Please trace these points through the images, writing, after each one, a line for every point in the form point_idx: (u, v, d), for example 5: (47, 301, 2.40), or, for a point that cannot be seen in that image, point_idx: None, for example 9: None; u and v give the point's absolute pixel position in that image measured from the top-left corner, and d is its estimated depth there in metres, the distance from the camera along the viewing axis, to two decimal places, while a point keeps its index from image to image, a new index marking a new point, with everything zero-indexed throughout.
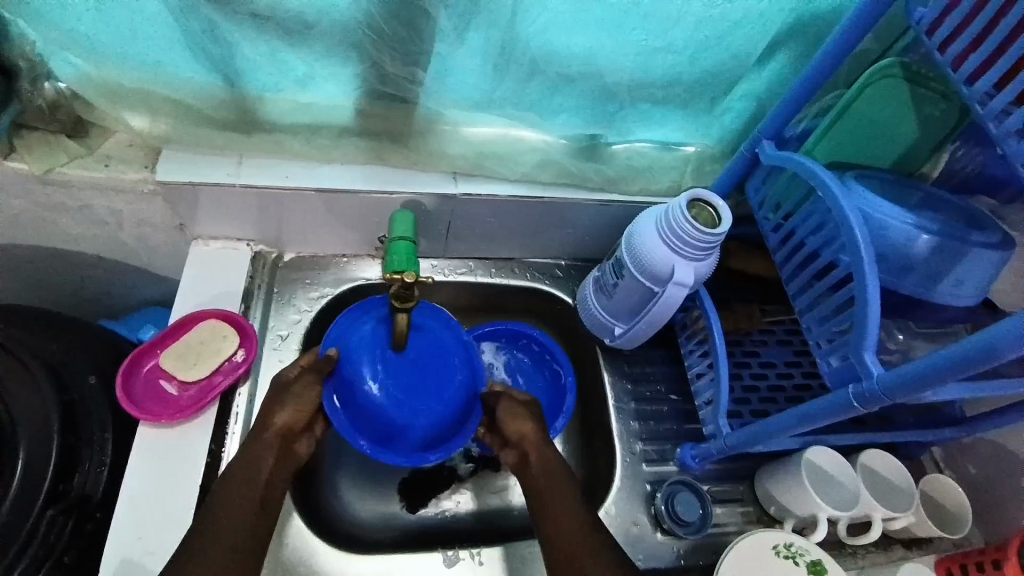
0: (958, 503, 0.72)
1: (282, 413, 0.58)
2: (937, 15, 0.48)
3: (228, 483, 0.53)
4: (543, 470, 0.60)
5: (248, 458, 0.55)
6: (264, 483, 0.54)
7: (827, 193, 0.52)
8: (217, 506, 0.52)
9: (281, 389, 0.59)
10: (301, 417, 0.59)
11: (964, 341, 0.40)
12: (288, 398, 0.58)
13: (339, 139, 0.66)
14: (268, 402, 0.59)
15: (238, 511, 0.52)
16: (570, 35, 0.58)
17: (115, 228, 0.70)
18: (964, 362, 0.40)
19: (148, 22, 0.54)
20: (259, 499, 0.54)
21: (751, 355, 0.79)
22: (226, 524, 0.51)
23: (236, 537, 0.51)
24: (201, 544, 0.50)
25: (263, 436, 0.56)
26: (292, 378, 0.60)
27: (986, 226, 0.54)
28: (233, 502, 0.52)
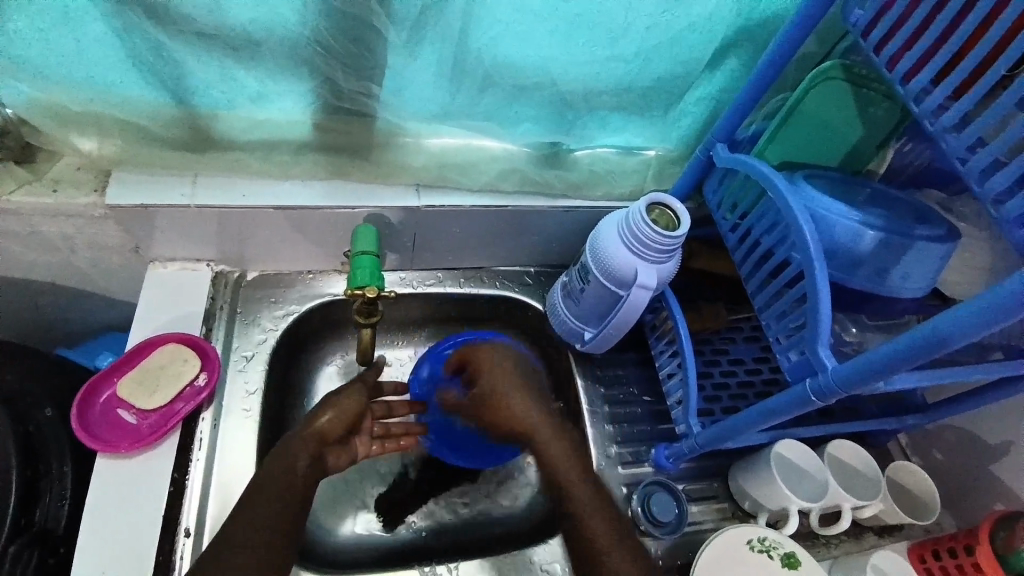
0: (925, 489, 0.74)
1: (324, 412, 0.61)
2: (871, 18, 0.49)
3: (262, 484, 0.56)
4: (553, 451, 0.63)
5: (284, 456, 0.57)
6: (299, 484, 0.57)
7: (777, 194, 0.53)
8: (251, 506, 0.54)
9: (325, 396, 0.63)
10: (340, 424, 0.61)
11: (912, 333, 0.42)
12: (325, 405, 0.62)
13: (298, 155, 0.66)
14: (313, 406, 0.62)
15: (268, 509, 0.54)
16: (522, 46, 0.58)
17: (68, 254, 0.68)
18: (913, 353, 0.41)
19: (92, 45, 0.53)
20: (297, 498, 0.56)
21: (719, 352, 0.81)
22: (253, 529, 0.53)
23: (260, 540, 0.53)
24: (232, 551, 0.52)
25: (302, 434, 0.59)
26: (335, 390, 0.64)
27: (930, 220, 0.56)
28: (270, 501, 0.55)
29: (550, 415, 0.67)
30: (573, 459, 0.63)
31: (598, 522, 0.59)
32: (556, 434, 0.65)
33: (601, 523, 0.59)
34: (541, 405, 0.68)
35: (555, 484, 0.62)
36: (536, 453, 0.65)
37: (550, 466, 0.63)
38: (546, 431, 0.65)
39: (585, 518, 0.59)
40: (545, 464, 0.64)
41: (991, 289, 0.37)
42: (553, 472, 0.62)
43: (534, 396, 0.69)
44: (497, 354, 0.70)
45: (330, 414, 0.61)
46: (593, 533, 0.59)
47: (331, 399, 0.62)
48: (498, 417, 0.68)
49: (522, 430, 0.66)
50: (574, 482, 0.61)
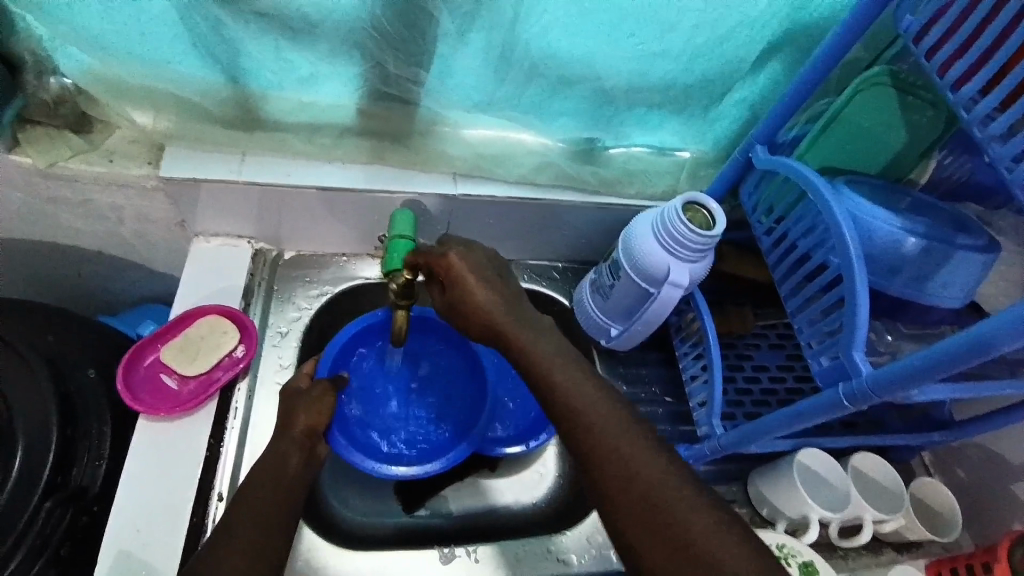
0: (948, 507, 0.73)
1: (302, 414, 0.60)
2: (924, 23, 0.49)
3: (254, 481, 0.54)
4: (569, 387, 0.54)
5: (275, 455, 0.57)
6: (291, 475, 0.56)
7: (818, 197, 0.53)
8: (249, 497, 0.53)
9: (294, 396, 0.62)
10: (323, 417, 0.61)
11: (956, 336, 0.41)
12: (298, 403, 0.61)
13: (340, 139, 0.68)
14: (283, 411, 0.62)
15: (265, 492, 0.53)
16: (570, 39, 0.59)
17: (117, 224, 0.70)
18: (957, 360, 0.41)
19: (156, 21, 0.55)
20: (285, 486, 0.55)
21: (743, 358, 0.80)
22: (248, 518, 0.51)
23: (254, 532, 0.50)
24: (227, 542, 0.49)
25: (287, 436, 0.59)
26: (301, 389, 0.63)
27: (973, 231, 0.55)
28: (267, 492, 0.54)
29: (514, 310, 0.60)
30: (600, 399, 0.53)
31: (663, 481, 0.47)
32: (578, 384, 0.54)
33: (659, 477, 0.47)
34: (568, 353, 0.57)
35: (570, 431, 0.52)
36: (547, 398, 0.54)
37: (570, 413, 0.52)
38: (559, 370, 0.55)
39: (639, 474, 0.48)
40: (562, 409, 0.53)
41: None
42: (570, 416, 0.52)
43: (501, 285, 0.62)
44: (471, 256, 0.62)
45: (308, 411, 0.61)
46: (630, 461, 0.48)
47: (301, 395, 0.62)
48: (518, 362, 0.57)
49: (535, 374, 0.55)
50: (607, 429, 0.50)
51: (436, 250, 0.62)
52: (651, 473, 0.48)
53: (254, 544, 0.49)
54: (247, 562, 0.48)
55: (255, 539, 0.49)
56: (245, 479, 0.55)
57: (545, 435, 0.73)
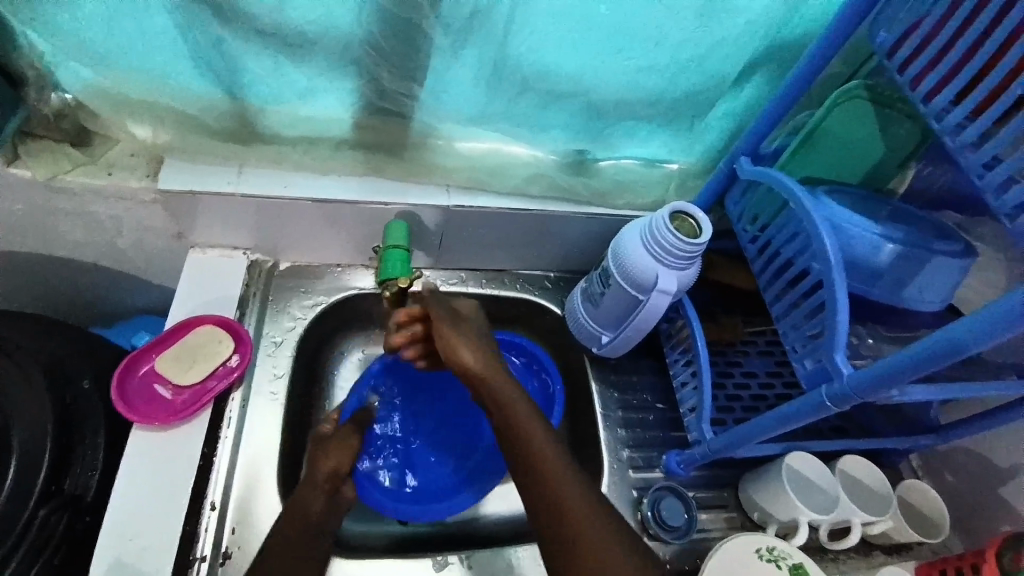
0: (936, 509, 0.74)
1: (327, 459, 0.61)
2: (896, 39, 0.51)
3: (278, 534, 0.55)
4: (520, 418, 0.58)
5: (298, 502, 0.58)
6: (314, 523, 0.57)
7: (799, 205, 0.55)
8: (276, 548, 0.54)
9: (320, 442, 0.64)
10: (349, 459, 0.62)
11: (925, 340, 0.43)
12: (323, 450, 0.62)
13: (337, 151, 0.69)
14: (310, 456, 0.63)
15: (292, 542, 0.55)
16: (560, 56, 0.61)
17: (114, 235, 0.71)
18: (928, 362, 0.43)
19: (157, 37, 0.57)
20: (310, 533, 0.56)
21: (733, 365, 0.82)
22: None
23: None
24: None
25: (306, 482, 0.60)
26: (326, 436, 0.64)
27: (950, 237, 0.56)
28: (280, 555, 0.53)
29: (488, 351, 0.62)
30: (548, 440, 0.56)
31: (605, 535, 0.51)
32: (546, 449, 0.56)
33: (602, 532, 0.51)
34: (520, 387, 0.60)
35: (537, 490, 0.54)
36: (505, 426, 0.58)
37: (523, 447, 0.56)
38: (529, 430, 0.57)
39: (575, 506, 0.52)
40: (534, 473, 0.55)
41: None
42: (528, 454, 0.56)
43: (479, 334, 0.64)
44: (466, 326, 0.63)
45: (331, 456, 0.62)
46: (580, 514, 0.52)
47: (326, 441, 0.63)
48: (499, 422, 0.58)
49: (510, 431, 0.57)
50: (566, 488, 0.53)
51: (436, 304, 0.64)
52: (596, 529, 0.51)
53: None
54: None
55: None
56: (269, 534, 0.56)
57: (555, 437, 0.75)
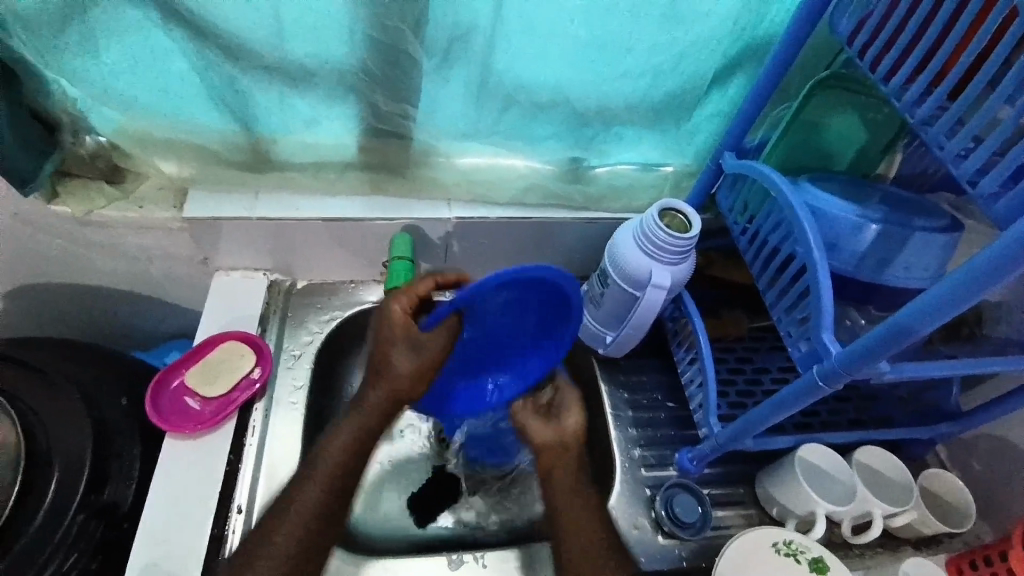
0: (958, 496, 0.72)
1: (406, 367, 0.63)
2: (853, 28, 0.53)
3: (327, 459, 0.63)
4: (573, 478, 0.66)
5: (357, 431, 0.65)
6: (354, 457, 0.64)
7: (779, 194, 0.57)
8: (316, 483, 0.62)
9: (407, 338, 0.63)
10: (417, 371, 0.63)
11: (881, 324, 0.45)
12: (401, 346, 0.63)
13: (343, 174, 0.74)
14: (384, 355, 0.64)
15: (330, 483, 0.62)
16: (540, 70, 0.65)
17: (146, 263, 0.78)
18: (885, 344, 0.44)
19: (175, 81, 0.63)
20: (352, 467, 0.64)
21: (743, 360, 0.82)
22: (299, 531, 0.60)
23: (297, 546, 0.59)
24: (269, 547, 0.59)
25: (358, 414, 0.66)
26: (414, 332, 0.63)
27: (933, 212, 0.56)
28: (311, 492, 0.61)
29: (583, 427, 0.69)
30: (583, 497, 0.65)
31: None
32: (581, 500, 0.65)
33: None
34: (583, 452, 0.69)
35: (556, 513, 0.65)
36: (547, 476, 0.67)
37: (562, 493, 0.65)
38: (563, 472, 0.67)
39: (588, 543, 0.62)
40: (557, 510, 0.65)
41: (992, 245, 0.37)
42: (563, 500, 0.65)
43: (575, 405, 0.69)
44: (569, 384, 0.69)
45: (407, 361, 0.63)
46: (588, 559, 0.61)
47: (418, 352, 0.63)
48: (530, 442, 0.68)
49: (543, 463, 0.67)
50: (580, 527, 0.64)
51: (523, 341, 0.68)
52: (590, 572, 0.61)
53: (316, 524, 0.61)
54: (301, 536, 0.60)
55: (319, 518, 0.61)
56: (314, 456, 0.64)
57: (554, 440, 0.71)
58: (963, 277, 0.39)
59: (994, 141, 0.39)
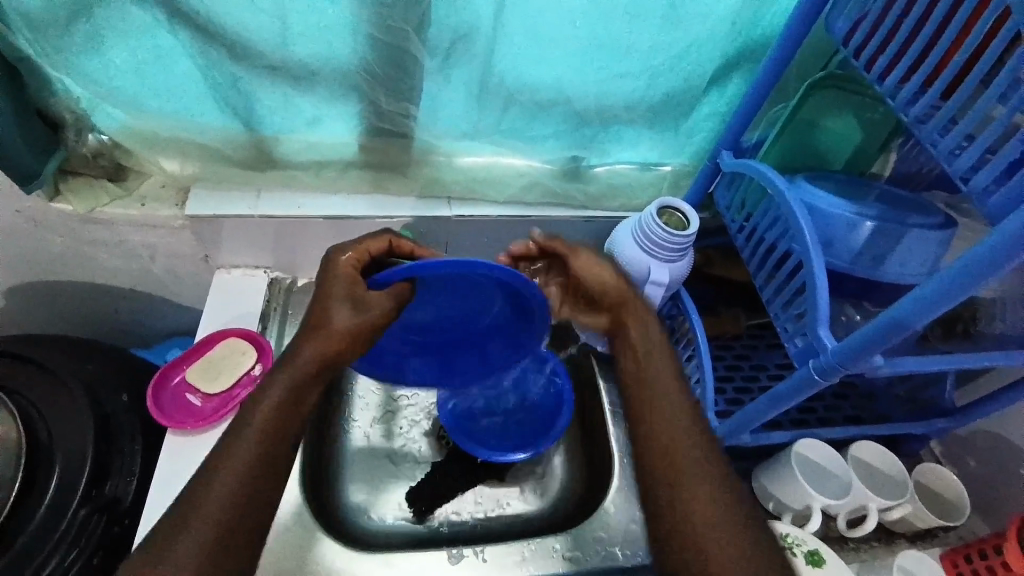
0: (955, 492, 0.73)
1: (344, 321, 0.53)
2: (849, 28, 0.54)
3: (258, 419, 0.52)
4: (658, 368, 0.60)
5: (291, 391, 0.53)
6: (295, 416, 0.53)
7: (776, 192, 0.57)
8: (232, 451, 0.50)
9: (349, 291, 0.55)
10: (360, 325, 0.54)
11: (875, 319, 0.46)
12: (341, 302, 0.54)
13: (345, 172, 0.75)
14: (319, 308, 0.55)
15: (249, 448, 0.51)
16: (540, 70, 0.66)
17: (149, 261, 0.78)
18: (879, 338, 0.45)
19: (179, 80, 0.64)
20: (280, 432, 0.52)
21: (741, 358, 0.83)
22: (237, 485, 0.49)
23: (213, 529, 0.48)
24: (205, 504, 0.48)
25: (294, 365, 0.54)
26: (356, 286, 0.55)
27: (928, 210, 0.57)
28: (251, 445, 0.51)
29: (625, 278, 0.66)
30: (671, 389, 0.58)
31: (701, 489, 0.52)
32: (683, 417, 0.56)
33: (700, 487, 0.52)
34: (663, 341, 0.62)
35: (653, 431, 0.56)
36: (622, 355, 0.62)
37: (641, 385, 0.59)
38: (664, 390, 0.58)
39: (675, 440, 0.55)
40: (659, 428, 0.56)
41: (983, 241, 0.38)
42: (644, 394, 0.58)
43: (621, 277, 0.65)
44: (644, 302, 0.64)
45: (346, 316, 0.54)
46: (683, 458, 0.54)
47: (362, 310, 0.54)
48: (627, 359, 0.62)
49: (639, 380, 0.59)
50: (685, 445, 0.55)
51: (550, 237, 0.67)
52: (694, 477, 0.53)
53: (234, 500, 0.49)
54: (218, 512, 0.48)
55: (241, 492, 0.49)
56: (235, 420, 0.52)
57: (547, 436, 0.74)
58: (952, 276, 0.40)
59: (988, 137, 0.39)
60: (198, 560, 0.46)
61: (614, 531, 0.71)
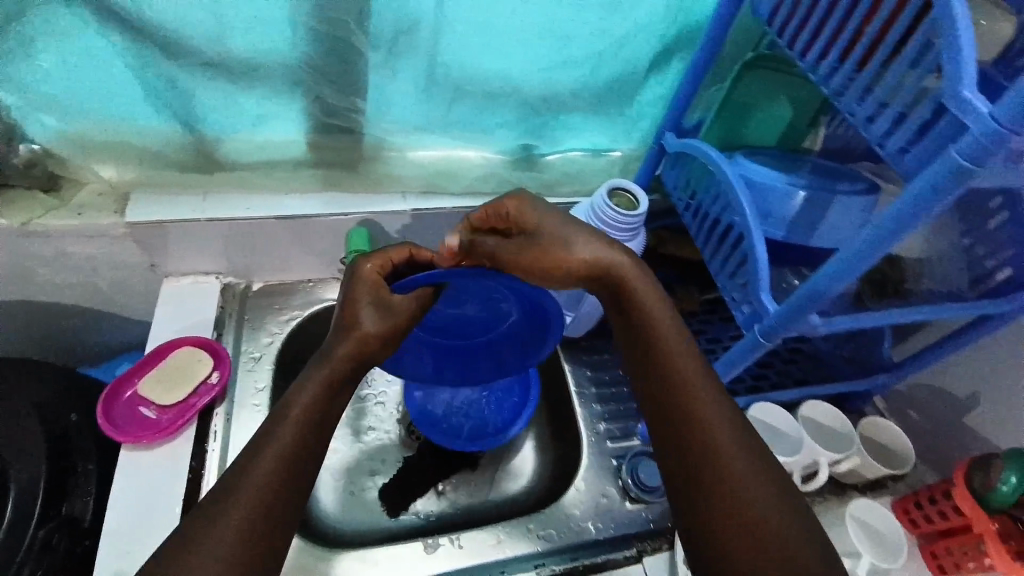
0: (900, 444, 0.79)
1: (370, 323, 0.55)
2: (772, 7, 0.57)
3: (295, 407, 0.52)
4: (661, 328, 0.54)
5: (323, 387, 0.53)
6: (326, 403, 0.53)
7: (716, 168, 0.60)
8: (269, 444, 0.49)
9: (375, 296, 0.56)
10: (379, 331, 0.55)
11: (809, 281, 0.49)
12: (368, 306, 0.56)
13: (295, 171, 0.74)
14: (344, 312, 0.56)
15: (290, 444, 0.50)
16: (486, 61, 0.67)
17: (90, 274, 0.74)
18: (813, 298, 0.49)
19: (114, 81, 0.61)
20: (317, 425, 0.52)
21: (697, 332, 0.87)
22: (270, 475, 0.48)
23: (247, 525, 0.45)
24: (242, 493, 0.46)
25: (326, 365, 0.54)
26: (380, 291, 0.56)
27: (856, 177, 0.61)
28: (288, 438, 0.50)
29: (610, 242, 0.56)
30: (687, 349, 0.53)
31: (733, 452, 0.48)
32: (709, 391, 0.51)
33: (732, 451, 0.48)
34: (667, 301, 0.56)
35: (682, 413, 0.50)
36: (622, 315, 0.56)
37: (654, 350, 0.53)
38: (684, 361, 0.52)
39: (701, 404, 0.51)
40: (682, 407, 0.51)
41: (892, 204, 0.41)
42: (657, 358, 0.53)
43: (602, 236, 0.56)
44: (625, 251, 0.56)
45: (371, 322, 0.55)
46: (711, 425, 0.50)
47: (387, 313, 0.56)
48: (633, 328, 0.55)
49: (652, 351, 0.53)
50: (718, 427, 0.49)
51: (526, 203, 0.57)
52: (722, 443, 0.49)
53: (275, 494, 0.47)
54: (254, 508, 0.46)
55: (280, 488, 0.48)
56: (270, 416, 0.52)
57: (529, 413, 0.78)
58: (874, 237, 0.43)
59: (899, 103, 0.42)
60: (232, 551, 0.44)
61: (583, 506, 0.73)
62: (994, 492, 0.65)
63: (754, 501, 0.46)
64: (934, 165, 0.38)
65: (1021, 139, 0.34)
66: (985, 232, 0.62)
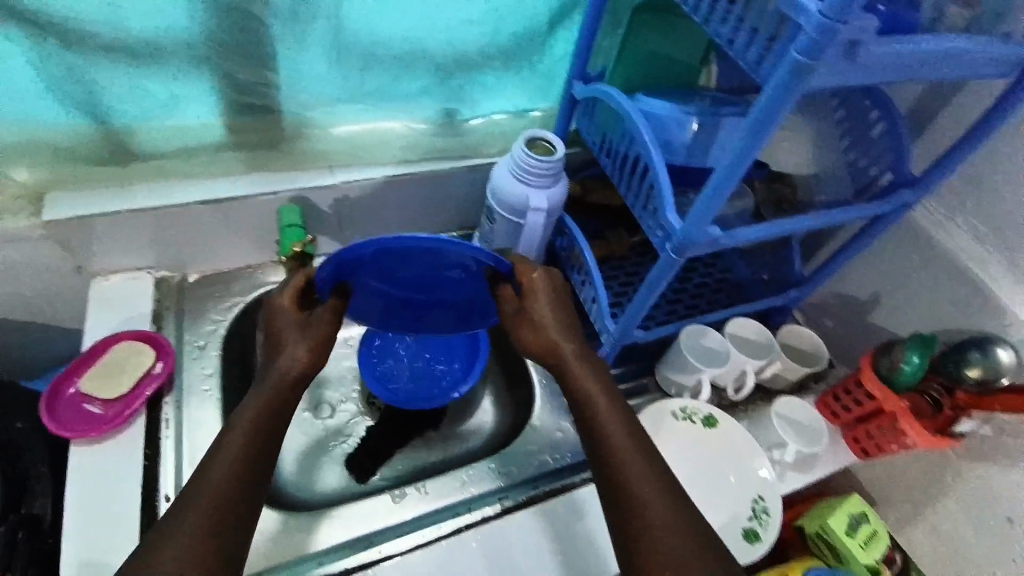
0: (815, 346, 0.87)
1: (297, 347, 0.60)
2: None
3: (250, 410, 0.56)
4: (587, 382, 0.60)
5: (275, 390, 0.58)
6: (282, 399, 0.58)
7: (618, 106, 0.65)
8: (229, 442, 0.54)
9: (290, 322, 0.61)
10: (309, 353, 0.61)
11: (705, 191, 0.54)
12: (290, 333, 0.61)
13: (216, 155, 0.74)
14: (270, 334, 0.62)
15: (248, 446, 0.54)
16: (389, 25, 0.69)
17: (15, 283, 0.73)
18: (710, 204, 0.54)
19: (12, 75, 0.61)
20: (267, 427, 0.56)
21: (631, 274, 0.92)
22: (229, 467, 0.52)
23: (212, 518, 0.49)
24: (207, 489, 0.50)
25: (263, 385, 0.59)
26: (296, 317, 0.61)
27: (741, 104, 0.67)
28: (240, 440, 0.54)
29: (557, 301, 0.63)
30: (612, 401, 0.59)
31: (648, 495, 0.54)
32: (635, 446, 0.57)
33: (646, 491, 0.54)
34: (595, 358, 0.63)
35: (605, 457, 0.57)
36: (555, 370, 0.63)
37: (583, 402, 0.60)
38: (610, 418, 0.58)
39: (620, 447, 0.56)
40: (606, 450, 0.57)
41: (755, 104, 0.46)
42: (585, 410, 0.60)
43: (556, 290, 0.64)
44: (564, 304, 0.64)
45: (297, 350, 0.60)
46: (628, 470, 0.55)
47: (308, 331, 0.61)
48: (567, 385, 0.62)
49: (582, 404, 0.60)
50: (637, 470, 0.55)
51: (526, 263, 0.63)
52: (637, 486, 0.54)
53: (235, 483, 0.51)
54: (221, 492, 0.50)
55: (235, 481, 0.51)
56: (226, 425, 0.56)
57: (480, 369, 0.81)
58: (747, 139, 0.48)
59: (751, 17, 0.48)
60: (195, 549, 0.47)
61: (540, 443, 0.78)
62: (900, 374, 0.72)
63: (663, 541, 0.51)
64: (782, 65, 0.43)
65: (844, 30, 0.40)
66: (867, 141, 0.70)
